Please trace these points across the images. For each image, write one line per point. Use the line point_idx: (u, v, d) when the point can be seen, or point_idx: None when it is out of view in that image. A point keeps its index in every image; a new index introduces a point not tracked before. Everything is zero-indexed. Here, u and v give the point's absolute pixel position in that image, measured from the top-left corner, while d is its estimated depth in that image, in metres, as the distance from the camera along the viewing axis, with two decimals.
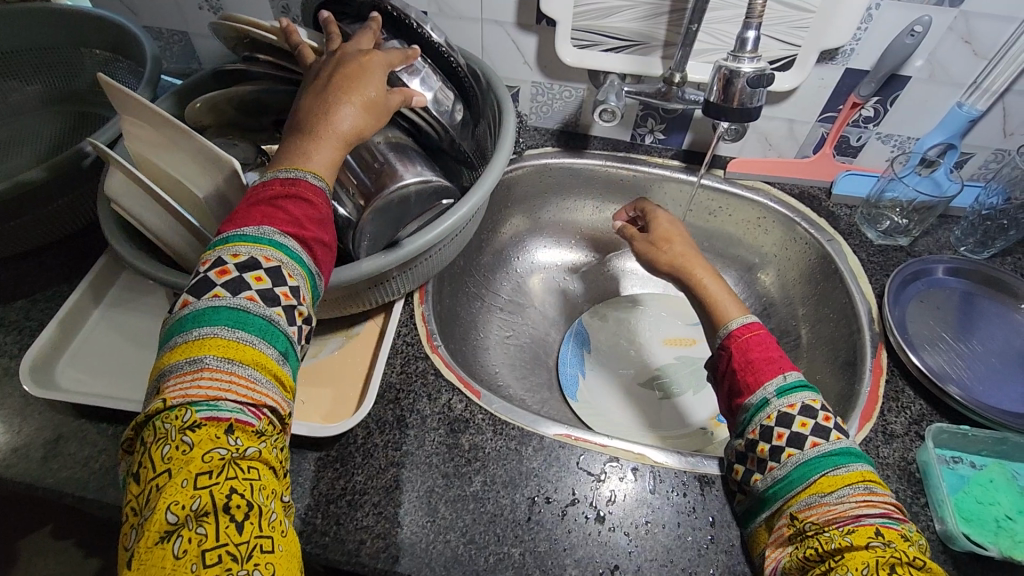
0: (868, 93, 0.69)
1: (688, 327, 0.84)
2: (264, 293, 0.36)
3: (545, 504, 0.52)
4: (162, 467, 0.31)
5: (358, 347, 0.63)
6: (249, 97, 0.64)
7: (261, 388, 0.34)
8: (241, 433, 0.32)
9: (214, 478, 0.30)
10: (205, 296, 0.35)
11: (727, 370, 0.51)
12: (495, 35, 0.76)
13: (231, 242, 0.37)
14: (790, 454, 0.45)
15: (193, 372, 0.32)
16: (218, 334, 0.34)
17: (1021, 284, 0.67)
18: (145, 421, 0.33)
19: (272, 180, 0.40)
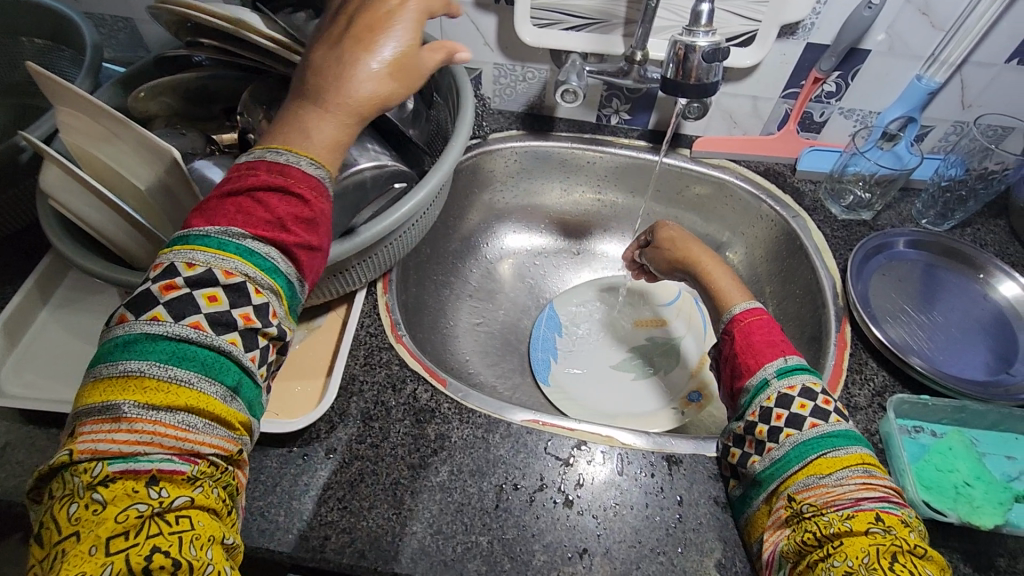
0: (829, 68, 0.69)
1: (661, 308, 0.84)
2: (215, 316, 0.33)
3: (513, 490, 0.52)
4: (72, 525, 0.29)
5: (320, 339, 0.61)
6: (194, 85, 0.63)
7: (193, 434, 0.31)
8: (165, 485, 0.30)
9: (129, 540, 0.28)
10: (143, 317, 0.32)
11: (728, 353, 0.52)
12: (454, 15, 0.74)
13: (192, 244, 0.34)
14: (790, 434, 0.44)
15: (110, 421, 0.30)
16: (141, 373, 0.31)
17: (979, 254, 0.68)
18: (54, 474, 0.30)
19: (259, 164, 0.37)
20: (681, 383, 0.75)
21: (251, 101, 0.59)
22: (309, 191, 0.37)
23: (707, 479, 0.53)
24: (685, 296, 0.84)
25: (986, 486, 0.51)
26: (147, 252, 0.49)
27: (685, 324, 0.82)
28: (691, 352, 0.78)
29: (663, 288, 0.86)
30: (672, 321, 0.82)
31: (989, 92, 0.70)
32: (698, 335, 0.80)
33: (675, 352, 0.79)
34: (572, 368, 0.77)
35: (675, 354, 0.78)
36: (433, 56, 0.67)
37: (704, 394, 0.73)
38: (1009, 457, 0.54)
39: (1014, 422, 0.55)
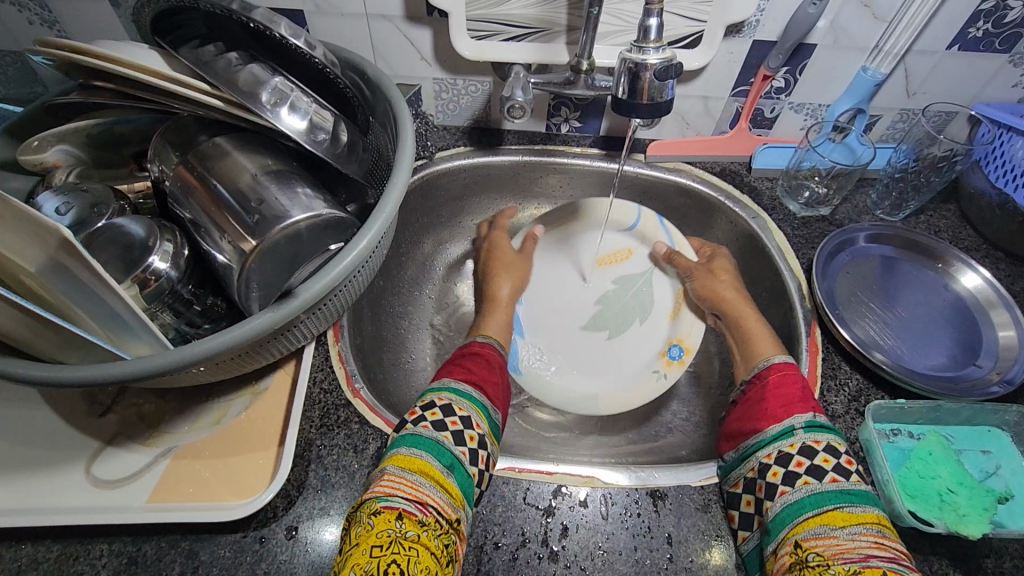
0: (778, 65, 0.66)
1: (623, 236, 0.79)
2: (437, 423, 0.49)
3: (493, 550, 0.48)
4: (354, 540, 0.40)
5: (267, 403, 0.55)
6: (98, 130, 0.56)
7: (425, 490, 0.43)
8: (407, 519, 0.41)
9: (383, 550, 0.39)
10: (399, 429, 0.49)
11: (753, 401, 0.54)
12: (385, 31, 0.68)
13: (424, 393, 0.53)
14: (806, 480, 0.45)
15: (378, 477, 0.44)
16: (398, 451, 0.46)
17: (936, 244, 0.68)
18: (349, 516, 0.44)
19: (463, 346, 0.62)
20: (658, 337, 0.74)
21: (161, 145, 0.53)
22: (479, 347, 0.61)
23: (694, 512, 0.51)
24: (648, 217, 0.78)
25: (970, 492, 0.49)
26: (51, 341, 0.43)
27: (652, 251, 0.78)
28: (661, 289, 0.76)
29: (625, 210, 0.79)
30: (638, 251, 0.78)
31: (933, 80, 0.70)
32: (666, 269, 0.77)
33: (646, 294, 0.76)
34: (541, 337, 0.74)
35: (646, 298, 0.76)
36: (367, 78, 0.61)
37: (683, 346, 0.72)
38: (985, 452, 0.54)
39: (986, 415, 0.55)
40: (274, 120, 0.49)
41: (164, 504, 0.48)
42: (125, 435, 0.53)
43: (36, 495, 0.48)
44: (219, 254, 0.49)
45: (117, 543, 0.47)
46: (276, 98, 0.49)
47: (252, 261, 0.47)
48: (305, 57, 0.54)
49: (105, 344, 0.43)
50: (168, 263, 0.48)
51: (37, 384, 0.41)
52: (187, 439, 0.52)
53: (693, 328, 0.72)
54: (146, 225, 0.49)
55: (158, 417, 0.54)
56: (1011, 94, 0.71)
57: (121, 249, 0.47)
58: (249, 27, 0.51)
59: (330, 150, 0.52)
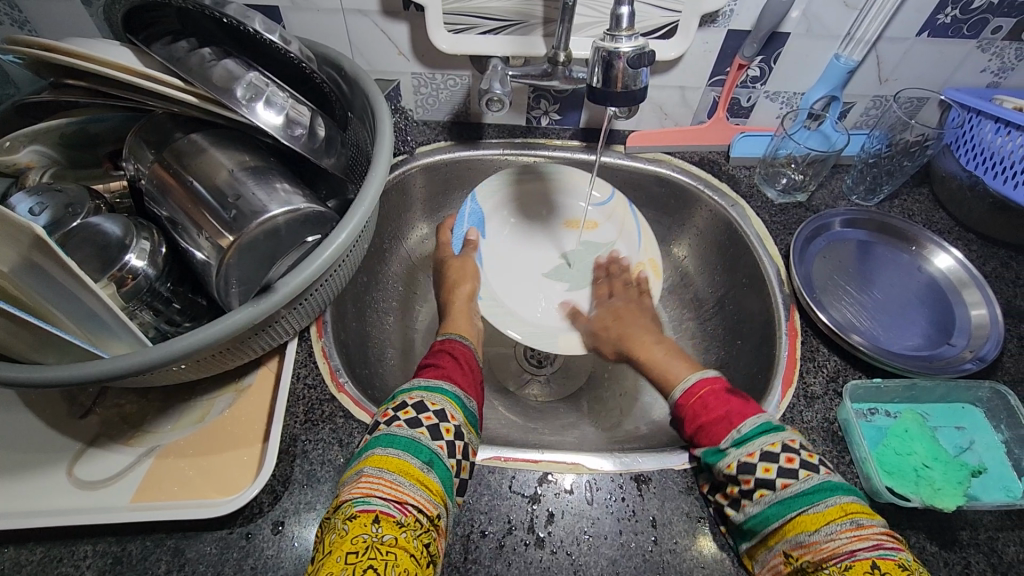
0: (753, 54, 0.67)
1: (590, 208, 0.78)
2: (411, 421, 0.49)
3: (480, 539, 0.49)
4: (327, 549, 0.40)
5: (251, 400, 0.55)
6: (72, 129, 0.56)
7: (404, 489, 0.43)
8: (383, 523, 0.40)
9: (359, 555, 0.38)
10: (374, 430, 0.49)
11: (685, 425, 0.53)
12: (361, 26, 0.68)
13: (396, 394, 0.53)
14: (762, 494, 0.45)
15: (355, 478, 0.44)
16: (374, 452, 0.46)
17: (910, 227, 0.70)
18: (324, 522, 0.43)
19: (433, 345, 0.62)
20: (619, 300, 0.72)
21: (136, 142, 0.52)
22: (449, 345, 0.61)
23: (678, 495, 0.52)
24: (619, 198, 0.77)
25: (944, 467, 0.50)
26: (28, 341, 0.42)
27: (618, 226, 0.77)
28: (624, 259, 0.76)
29: (594, 184, 0.78)
30: (603, 224, 0.78)
31: (903, 66, 0.71)
32: (629, 243, 0.76)
33: (608, 260, 0.76)
34: (503, 276, 0.74)
35: (608, 265, 0.75)
36: (344, 73, 0.61)
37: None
38: (958, 428, 0.55)
39: (960, 392, 0.57)
40: (250, 116, 0.48)
41: (149, 503, 0.48)
42: (107, 436, 0.52)
43: (18, 498, 0.48)
44: (198, 251, 0.49)
45: (100, 544, 0.46)
46: (251, 93, 0.48)
47: (230, 257, 0.46)
48: (280, 51, 0.53)
49: (84, 343, 0.43)
50: (146, 261, 0.48)
51: (15, 384, 0.41)
52: (171, 438, 0.52)
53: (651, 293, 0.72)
54: (123, 223, 0.48)
55: (141, 417, 0.53)
56: (979, 79, 0.73)
57: (98, 247, 0.47)
58: (222, 22, 0.51)
59: (307, 145, 0.52)
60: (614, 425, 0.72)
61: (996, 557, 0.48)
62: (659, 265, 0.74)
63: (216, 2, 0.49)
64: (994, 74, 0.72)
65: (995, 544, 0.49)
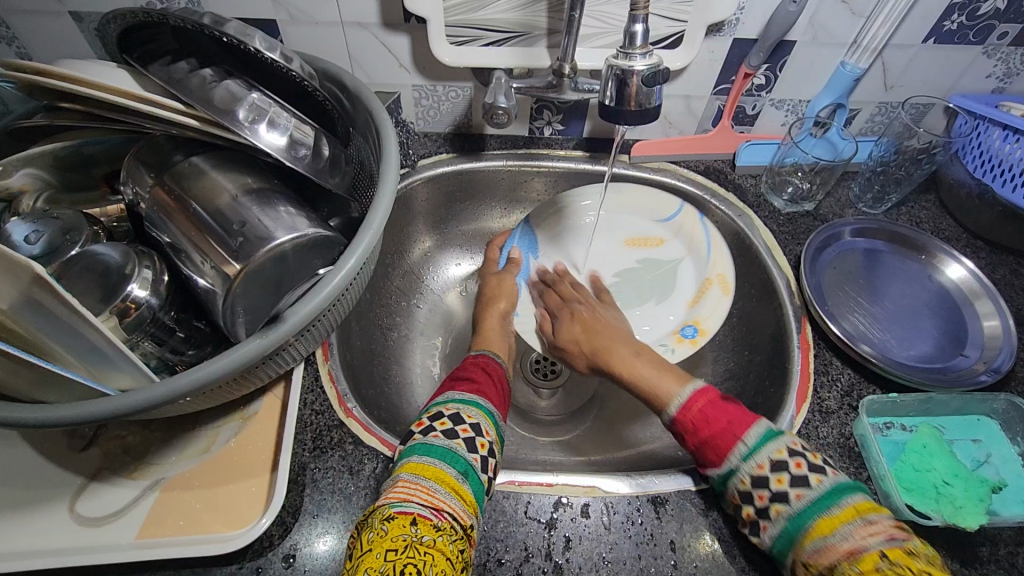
0: (759, 63, 0.66)
1: (657, 224, 0.77)
2: (448, 432, 0.48)
3: (497, 567, 0.48)
4: (365, 547, 0.39)
5: (257, 428, 0.54)
6: (65, 152, 0.54)
7: (440, 496, 0.42)
8: (422, 525, 0.40)
9: (399, 553, 0.38)
10: (409, 440, 0.48)
11: (686, 440, 0.51)
12: (362, 39, 0.67)
13: (431, 406, 0.52)
14: (779, 510, 0.44)
15: (393, 484, 0.44)
16: (411, 459, 0.45)
17: (919, 235, 0.69)
18: (359, 525, 0.43)
19: (464, 359, 0.61)
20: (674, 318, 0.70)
21: (134, 165, 0.51)
22: (482, 360, 0.60)
23: (696, 517, 0.51)
24: (687, 213, 0.75)
25: (965, 483, 0.50)
26: (26, 379, 0.41)
27: (685, 241, 0.75)
28: (689, 276, 0.73)
29: (663, 201, 0.76)
30: (671, 241, 0.75)
31: (910, 73, 0.71)
32: (698, 256, 0.73)
33: (671, 277, 0.74)
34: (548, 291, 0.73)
35: (671, 280, 0.73)
36: (346, 88, 0.60)
37: (699, 328, 0.68)
38: (975, 441, 0.55)
39: (976, 404, 0.56)
40: (253, 138, 0.47)
41: (155, 540, 0.46)
42: (110, 469, 0.51)
43: (18, 537, 0.46)
44: (201, 278, 0.47)
45: None
46: (254, 114, 0.47)
47: (238, 286, 0.45)
48: (281, 69, 0.52)
49: (86, 380, 0.41)
50: (148, 290, 0.46)
51: (16, 425, 0.40)
52: (176, 470, 0.51)
53: (713, 310, 0.68)
54: (122, 251, 0.47)
55: (144, 448, 0.52)
56: (985, 84, 0.73)
57: (97, 277, 0.45)
58: (222, 41, 0.49)
59: (312, 166, 0.50)
60: (624, 440, 0.72)
61: (1017, 573, 0.48)
62: (729, 281, 0.69)
63: (215, 20, 0.47)
64: (1000, 80, 0.72)
65: (1016, 560, 0.48)
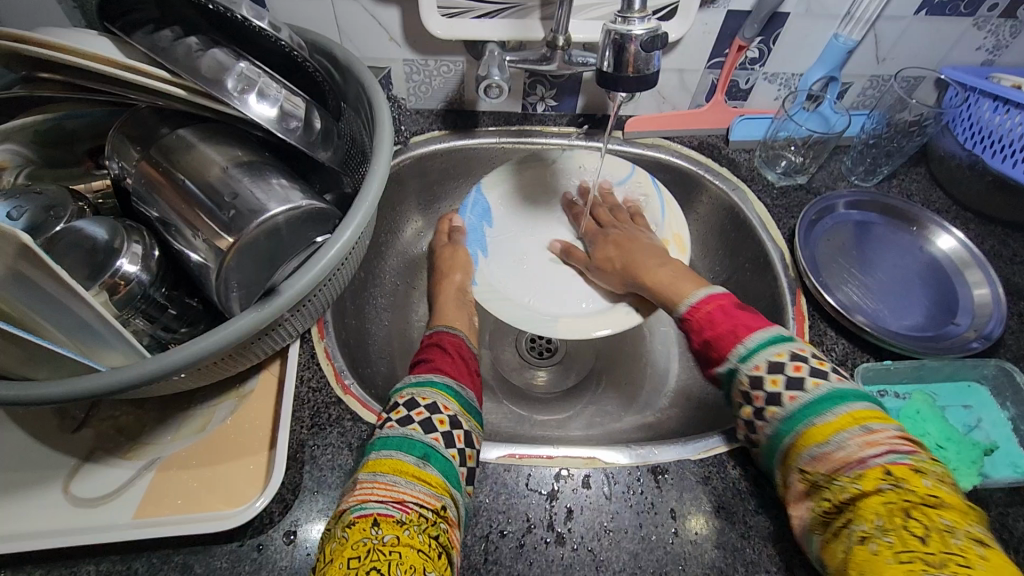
0: (752, 35, 0.66)
1: (614, 189, 0.77)
2: (402, 419, 0.47)
3: (499, 539, 0.48)
4: (330, 556, 0.39)
5: (253, 406, 0.53)
6: (48, 127, 0.53)
7: (399, 489, 0.42)
8: (383, 523, 0.39)
9: (360, 558, 0.37)
10: (369, 439, 0.47)
11: (694, 337, 0.54)
12: (351, 11, 0.65)
13: (392, 396, 0.51)
14: (773, 412, 0.46)
15: (349, 490, 0.43)
16: (365, 462, 0.44)
17: (911, 207, 0.70)
18: (327, 537, 0.42)
19: (422, 342, 0.61)
20: None
21: (120, 139, 0.50)
22: (444, 342, 0.59)
23: (696, 485, 0.52)
24: (640, 174, 0.75)
25: (958, 446, 0.51)
26: (16, 357, 0.40)
27: (642, 205, 0.76)
28: (647, 236, 0.74)
29: (616, 165, 0.77)
30: (625, 208, 0.76)
31: (901, 46, 0.71)
32: (652, 216, 0.74)
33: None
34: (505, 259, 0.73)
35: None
36: (336, 61, 0.58)
37: None
38: (966, 406, 0.56)
39: (967, 370, 0.57)
40: (243, 108, 0.46)
41: (152, 519, 0.46)
42: (103, 450, 0.50)
43: (12, 520, 0.46)
44: (193, 253, 0.46)
45: (103, 564, 0.44)
46: (243, 84, 0.46)
47: (230, 259, 0.44)
48: (269, 40, 0.51)
49: (76, 357, 0.40)
50: (139, 266, 0.45)
51: (5, 402, 0.39)
52: (171, 449, 0.50)
53: None
54: (109, 226, 0.46)
55: (138, 428, 0.51)
56: (975, 57, 0.73)
57: (85, 253, 0.44)
58: (206, 9, 0.48)
59: (303, 140, 0.49)
60: (620, 414, 0.72)
61: (1008, 533, 0.49)
62: (684, 240, 0.71)
63: None
64: (989, 52, 0.72)
65: (1006, 520, 0.50)
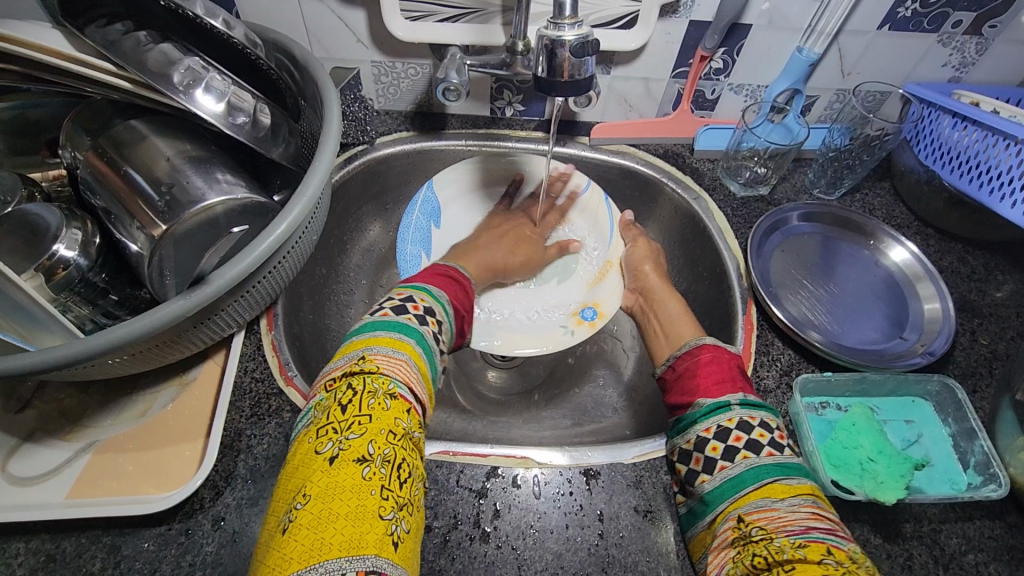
0: (714, 45, 0.67)
1: (564, 202, 0.78)
2: (433, 331, 0.48)
3: (425, 533, 0.48)
4: (365, 412, 0.38)
5: (194, 394, 0.54)
6: (10, 115, 0.55)
7: (419, 390, 0.42)
8: (413, 417, 0.40)
9: (393, 441, 0.37)
10: (400, 316, 0.46)
11: (696, 362, 0.54)
12: (318, 12, 0.67)
13: (422, 293, 0.51)
14: (705, 480, 0.45)
15: (393, 357, 0.42)
16: (406, 340, 0.44)
17: (867, 221, 0.70)
18: (351, 375, 0.41)
19: (452, 269, 0.59)
20: (575, 298, 0.72)
21: (74, 130, 0.51)
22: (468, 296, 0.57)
23: (626, 489, 0.52)
24: (593, 191, 0.76)
25: (888, 460, 0.50)
26: None
27: (590, 222, 0.77)
28: (593, 258, 0.75)
29: (572, 178, 0.77)
30: (576, 219, 0.77)
31: (866, 60, 0.71)
32: (601, 239, 0.76)
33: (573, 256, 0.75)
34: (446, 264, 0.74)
35: (574, 261, 0.75)
36: (294, 59, 0.59)
37: (598, 310, 0.70)
38: (907, 421, 0.56)
39: (911, 386, 0.57)
40: (189, 103, 0.47)
41: (84, 500, 0.47)
42: (43, 431, 0.51)
43: None
44: (132, 244, 0.48)
45: (33, 542, 0.45)
46: (189, 79, 0.47)
47: (164, 247, 0.47)
48: (222, 37, 0.52)
49: (12, 338, 0.41)
50: (76, 251, 0.46)
51: None
52: (110, 433, 0.51)
53: (612, 293, 0.71)
54: (53, 213, 0.47)
55: (80, 411, 0.52)
56: (941, 73, 0.73)
57: (27, 238, 0.45)
58: (158, 6, 0.49)
59: (250, 134, 0.51)
60: (573, 418, 0.72)
61: (938, 549, 0.49)
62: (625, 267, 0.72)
63: None
64: (955, 69, 0.72)
65: (938, 536, 0.49)
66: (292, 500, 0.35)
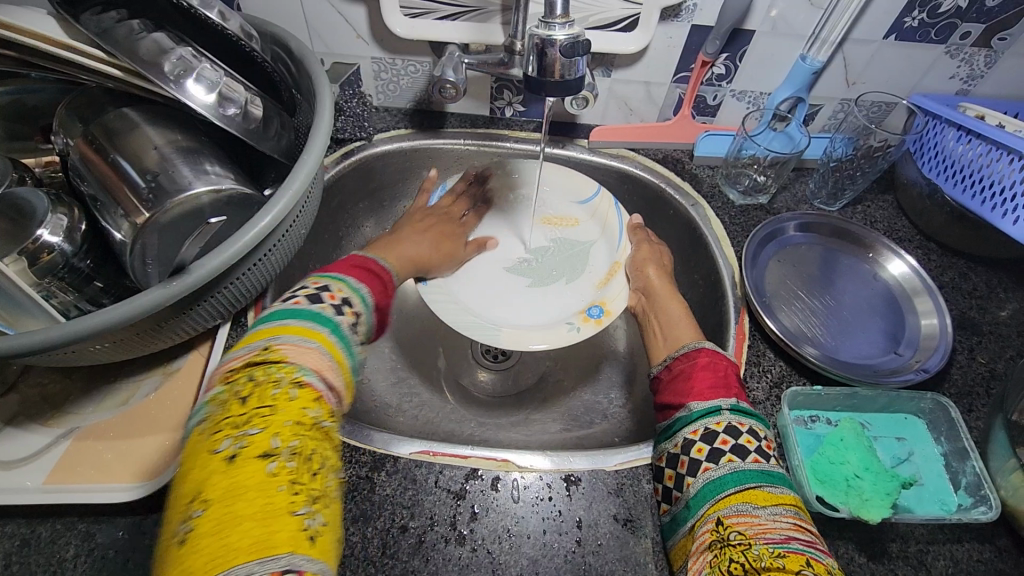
0: (715, 51, 0.66)
1: (576, 206, 0.75)
2: (353, 324, 0.45)
3: (400, 534, 0.48)
4: (269, 402, 0.35)
5: (178, 383, 0.54)
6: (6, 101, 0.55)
7: (332, 377, 0.39)
8: (324, 407, 0.37)
9: (307, 430, 0.34)
10: (314, 304, 0.44)
11: (690, 366, 0.53)
12: (318, 7, 0.67)
13: (347, 282, 0.49)
14: (690, 484, 0.45)
15: (305, 346, 0.39)
16: (319, 328, 0.42)
17: (867, 233, 0.69)
18: (247, 368, 0.37)
19: (374, 260, 0.57)
20: (584, 296, 0.68)
21: (67, 116, 0.51)
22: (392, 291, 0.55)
23: (606, 496, 0.51)
24: (603, 195, 0.74)
25: (875, 477, 0.49)
26: None
27: (600, 224, 0.74)
28: (601, 258, 0.71)
29: (581, 183, 0.75)
30: (586, 221, 0.74)
31: (871, 69, 0.70)
32: (610, 240, 0.72)
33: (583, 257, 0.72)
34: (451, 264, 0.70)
35: (583, 261, 0.71)
36: (290, 51, 0.59)
37: (604, 309, 0.66)
38: (899, 438, 0.55)
39: (903, 403, 0.56)
40: (179, 93, 0.47)
41: (62, 486, 0.47)
42: (25, 415, 0.51)
43: None
44: (118, 232, 0.48)
45: (9, 526, 0.45)
46: (180, 68, 0.47)
47: (148, 235, 0.47)
48: (217, 28, 0.52)
49: None
50: (61, 237, 0.46)
51: None
52: (92, 420, 0.51)
53: (619, 292, 0.67)
54: (41, 200, 0.47)
55: (63, 397, 0.53)
56: (948, 86, 0.72)
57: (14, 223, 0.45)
58: None
59: (240, 124, 0.50)
60: (561, 423, 0.71)
61: (924, 571, 0.47)
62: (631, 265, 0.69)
63: None
64: (963, 82, 0.71)
65: (925, 557, 0.48)
66: (187, 508, 0.30)
